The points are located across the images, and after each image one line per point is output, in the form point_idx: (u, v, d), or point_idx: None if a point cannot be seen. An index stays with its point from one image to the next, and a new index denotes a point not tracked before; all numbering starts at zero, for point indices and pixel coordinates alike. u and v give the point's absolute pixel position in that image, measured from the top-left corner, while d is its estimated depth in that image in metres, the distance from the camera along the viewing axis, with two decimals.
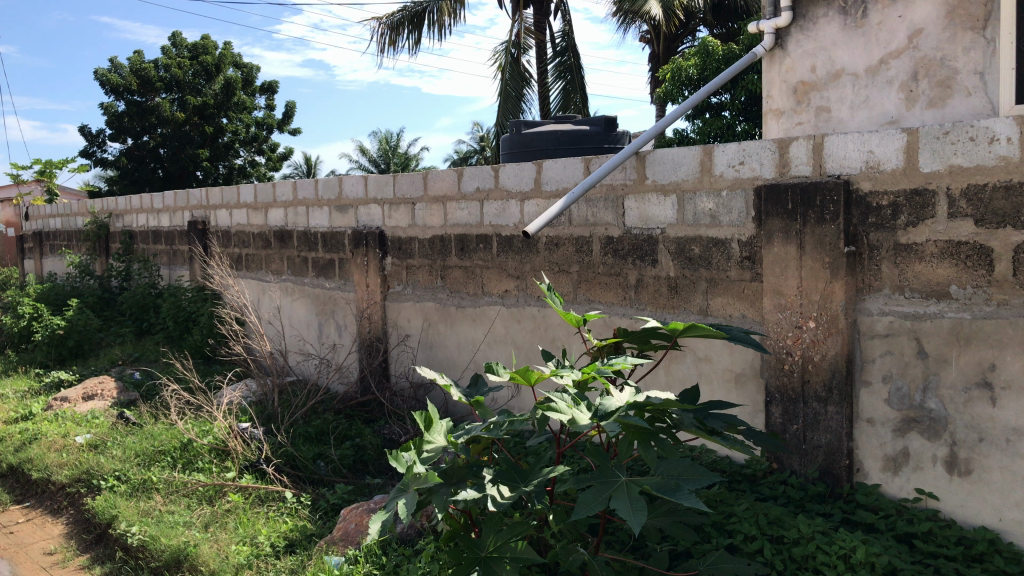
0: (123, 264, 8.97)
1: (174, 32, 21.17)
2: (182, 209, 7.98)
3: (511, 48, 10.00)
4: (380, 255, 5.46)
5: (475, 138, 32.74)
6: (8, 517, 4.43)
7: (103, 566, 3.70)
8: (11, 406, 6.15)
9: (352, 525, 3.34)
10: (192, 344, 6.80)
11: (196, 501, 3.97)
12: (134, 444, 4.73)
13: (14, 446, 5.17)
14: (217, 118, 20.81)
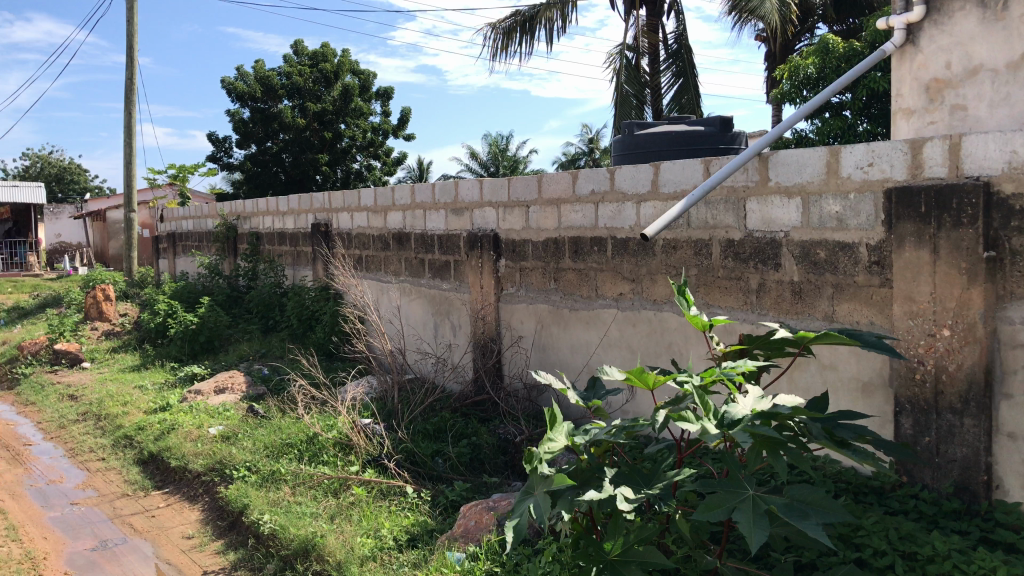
0: (250, 264, 9.40)
1: (295, 41, 21.99)
2: (306, 212, 8.29)
3: (625, 50, 9.95)
4: (494, 257, 5.53)
5: (584, 140, 32.65)
6: (151, 501, 4.71)
7: (237, 552, 3.89)
8: (151, 398, 6.54)
9: (473, 522, 3.40)
10: (315, 342, 7.06)
11: (322, 493, 4.12)
12: (264, 437, 4.95)
13: (155, 435, 5.50)
14: (336, 124, 21.49)
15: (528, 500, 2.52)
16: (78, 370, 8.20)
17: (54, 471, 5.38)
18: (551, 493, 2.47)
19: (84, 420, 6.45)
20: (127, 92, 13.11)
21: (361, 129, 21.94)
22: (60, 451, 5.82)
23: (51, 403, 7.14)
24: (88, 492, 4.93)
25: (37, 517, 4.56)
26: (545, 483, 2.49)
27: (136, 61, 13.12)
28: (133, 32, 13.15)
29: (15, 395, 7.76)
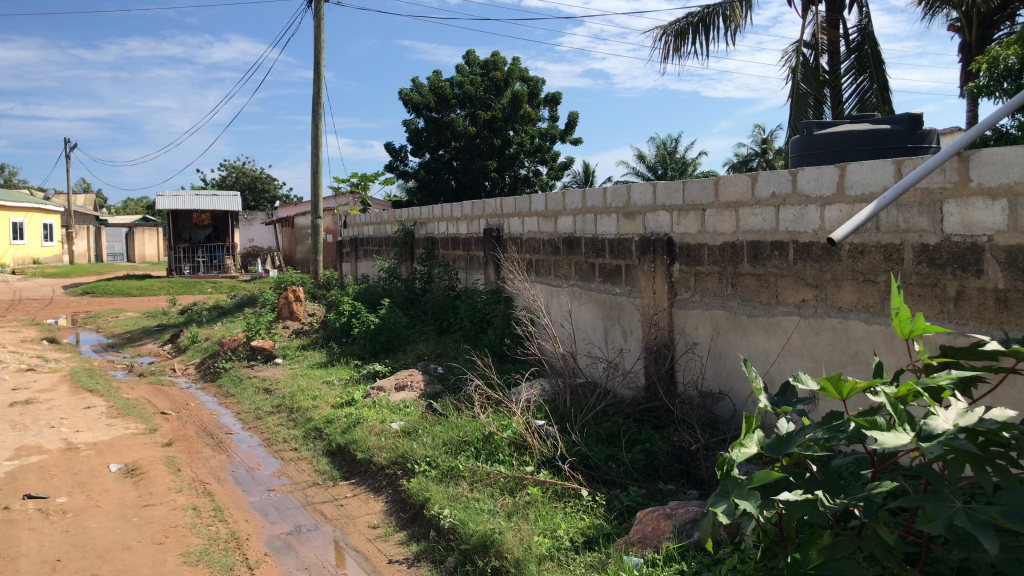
0: (426, 268, 9.77)
1: (467, 51, 22.62)
2: (479, 217, 8.51)
3: (803, 48, 9.58)
4: (668, 262, 5.47)
5: (756, 141, 31.68)
6: (339, 491, 5.00)
7: (419, 544, 4.07)
8: (337, 393, 6.93)
9: (650, 528, 3.39)
10: (489, 344, 7.24)
11: (498, 492, 4.23)
12: (442, 434, 5.13)
13: (342, 427, 5.83)
14: (505, 131, 21.90)
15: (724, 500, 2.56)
16: (272, 365, 8.82)
17: (253, 459, 5.81)
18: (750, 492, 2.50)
19: (278, 412, 6.93)
20: (314, 106, 13.96)
21: (529, 135, 22.25)
22: (257, 441, 6.28)
23: (249, 396, 7.72)
24: (283, 479, 5.30)
25: (239, 500, 4.94)
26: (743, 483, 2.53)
27: (322, 75, 13.94)
28: (320, 49, 13.97)
29: (218, 388, 8.44)
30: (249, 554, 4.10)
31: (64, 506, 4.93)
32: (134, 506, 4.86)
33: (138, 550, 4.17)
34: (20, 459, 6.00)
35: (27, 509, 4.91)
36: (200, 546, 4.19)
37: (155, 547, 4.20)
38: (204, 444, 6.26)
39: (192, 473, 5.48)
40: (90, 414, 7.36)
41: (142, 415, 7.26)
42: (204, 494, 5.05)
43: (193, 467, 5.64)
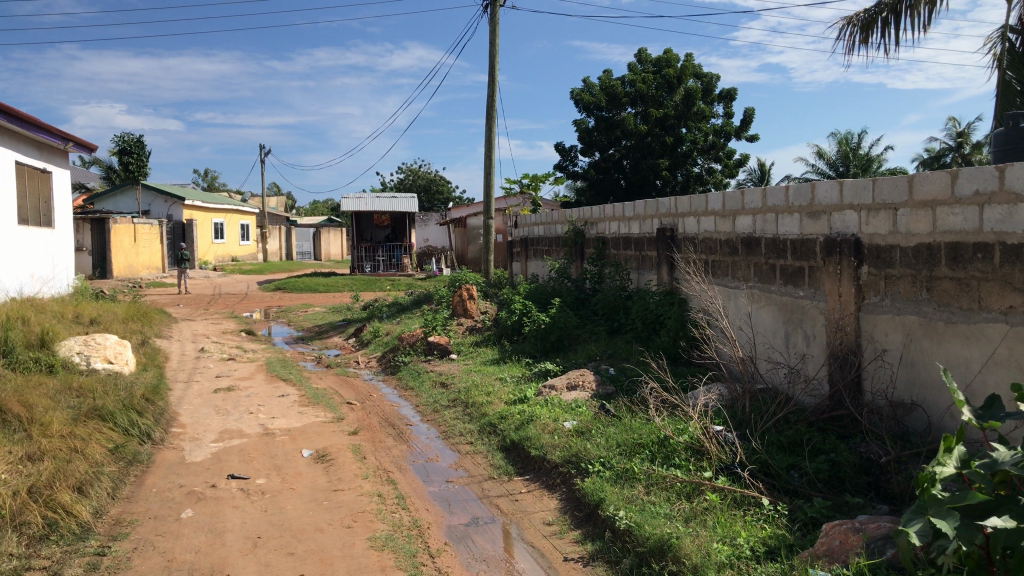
0: (597, 268, 9.77)
1: (639, 50, 22.46)
2: (652, 217, 8.43)
3: (1008, 32, 8.84)
4: (856, 264, 5.21)
5: (951, 134, 29.53)
6: (514, 486, 5.11)
7: (594, 543, 4.09)
8: (511, 390, 7.06)
9: (837, 542, 3.24)
10: (662, 346, 7.15)
11: (675, 496, 4.18)
12: (616, 435, 5.12)
13: (516, 424, 5.94)
14: (677, 128, 21.42)
15: (921, 517, 2.60)
16: (447, 360, 9.12)
17: (432, 451, 6.03)
18: (951, 512, 2.52)
19: (454, 406, 7.15)
20: (489, 107, 14.29)
21: (703, 132, 21.71)
22: (436, 433, 6.52)
23: (427, 389, 8.02)
24: (460, 472, 5.47)
25: (420, 489, 5.14)
26: (943, 502, 2.55)
27: (497, 79, 14.24)
28: (495, 53, 14.29)
29: (398, 381, 8.83)
30: (430, 542, 4.26)
31: (262, 487, 5.32)
32: (324, 490, 5.17)
33: (329, 532, 4.43)
34: (224, 441, 6.53)
35: (231, 488, 5.34)
36: (385, 532, 4.41)
37: (344, 530, 4.45)
38: (386, 434, 6.56)
39: (376, 462, 5.76)
40: (283, 402, 7.89)
41: (329, 405, 7.70)
42: (388, 482, 5.29)
43: (377, 455, 5.92)
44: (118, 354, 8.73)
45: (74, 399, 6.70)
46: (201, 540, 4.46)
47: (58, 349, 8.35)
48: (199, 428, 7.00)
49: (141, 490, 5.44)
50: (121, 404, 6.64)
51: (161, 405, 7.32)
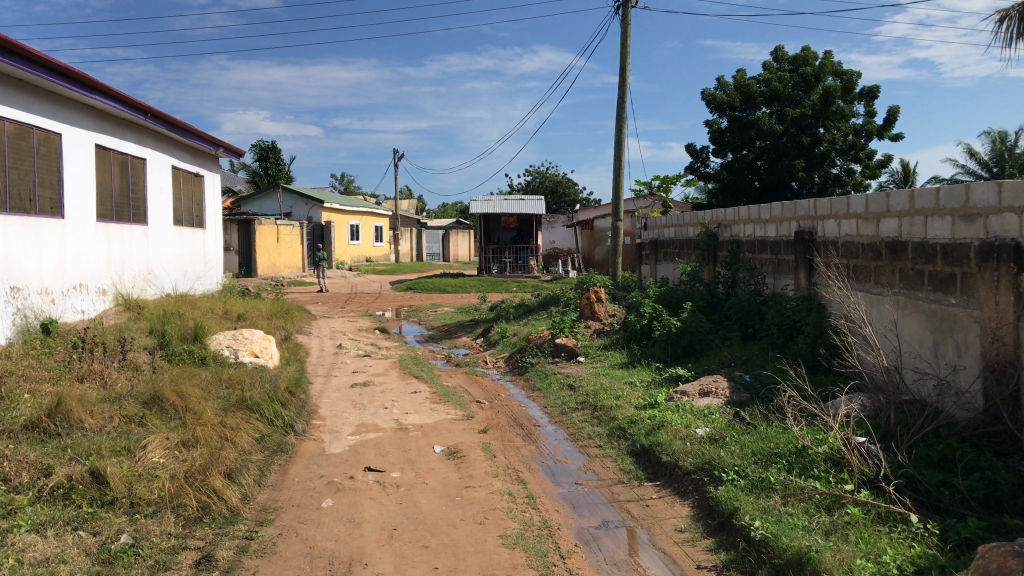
0: (730, 272, 9.55)
1: (776, 47, 21.81)
2: (789, 219, 8.18)
3: None
4: (1015, 271, 4.88)
5: None
6: (645, 491, 5.07)
7: (728, 553, 4.01)
8: (640, 394, 6.99)
9: (995, 565, 3.04)
10: (799, 353, 6.90)
11: (814, 508, 4.05)
12: (751, 443, 5.00)
13: (646, 429, 5.88)
14: (815, 128, 20.68)
15: None
16: (575, 362, 9.13)
17: (561, 452, 6.05)
18: None
19: (582, 408, 7.15)
20: (619, 108, 14.20)
21: (842, 132, 20.66)
22: (565, 434, 6.53)
23: (555, 391, 8.05)
24: (590, 474, 5.47)
25: (550, 490, 5.17)
26: None
27: (627, 80, 14.14)
28: (626, 53, 14.20)
29: (525, 381, 8.91)
30: (560, 543, 4.28)
31: (397, 480, 5.47)
32: (457, 486, 5.27)
33: (462, 527, 4.52)
34: (361, 434, 6.77)
35: (368, 480, 5.52)
36: (516, 530, 4.45)
37: (476, 526, 4.52)
38: (515, 433, 6.62)
39: (506, 460, 5.83)
40: (416, 399, 8.10)
41: (460, 403, 7.84)
42: (518, 481, 5.34)
43: (506, 455, 5.99)
44: (264, 348, 9.19)
45: (224, 391, 7.13)
46: (340, 529, 4.63)
47: (209, 343, 8.88)
48: (337, 421, 7.28)
49: (285, 478, 5.71)
50: (266, 397, 7.01)
51: (302, 398, 7.66)
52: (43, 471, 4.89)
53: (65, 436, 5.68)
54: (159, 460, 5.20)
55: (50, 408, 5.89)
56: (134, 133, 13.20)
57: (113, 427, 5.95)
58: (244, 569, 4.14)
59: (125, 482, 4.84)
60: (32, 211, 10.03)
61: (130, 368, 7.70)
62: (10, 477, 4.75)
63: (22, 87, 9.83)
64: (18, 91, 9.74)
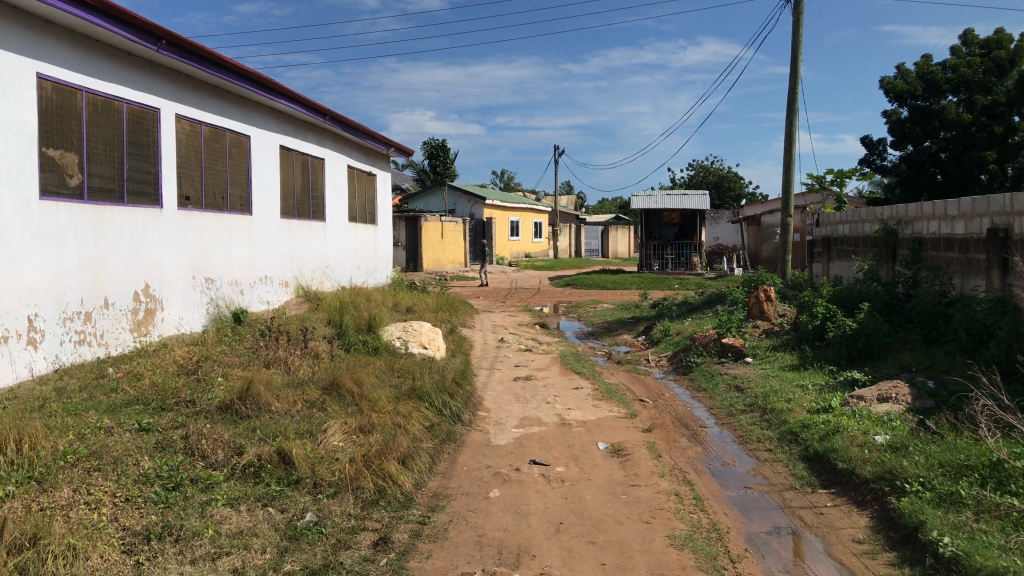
0: (911, 272, 8.99)
1: (965, 30, 20.30)
2: (981, 216, 7.62)
3: None
4: None
5: None
6: (819, 498, 4.87)
7: (911, 568, 3.79)
8: (813, 398, 6.72)
9: None
10: (992, 359, 6.41)
11: (1011, 527, 3.75)
12: (938, 454, 4.70)
13: (820, 434, 5.65)
14: (1009, 116, 18.94)
15: None
16: (742, 363, 8.89)
17: (728, 455, 5.91)
18: None
19: (751, 411, 6.95)
20: (790, 100, 13.68)
21: None
22: (732, 437, 6.37)
23: (721, 392, 7.87)
24: (759, 479, 5.31)
25: (718, 492, 5.07)
26: None
27: (799, 71, 13.60)
28: (799, 42, 13.65)
29: (689, 382, 8.75)
30: (729, 547, 4.19)
31: (562, 475, 5.52)
32: (622, 484, 5.26)
33: (628, 525, 4.51)
34: (525, 428, 6.88)
35: (534, 473, 5.60)
36: (684, 531, 4.39)
37: (643, 525, 4.50)
38: (680, 434, 6.53)
39: (672, 461, 5.76)
40: (579, 394, 8.13)
41: (623, 401, 7.81)
42: (685, 482, 5.27)
43: (672, 455, 5.91)
44: (432, 340, 9.50)
45: (396, 380, 7.45)
46: (508, 520, 4.73)
47: (382, 334, 9.28)
48: (502, 414, 7.42)
49: (454, 467, 5.89)
50: (435, 387, 7.26)
51: (469, 390, 7.87)
52: (236, 449, 5.30)
53: (254, 417, 6.11)
54: (339, 444, 5.51)
55: (242, 391, 6.35)
56: (314, 135, 13.97)
57: (296, 411, 6.34)
58: (417, 552, 4.31)
59: (309, 463, 5.16)
60: (224, 209, 10.83)
61: (311, 355, 8.18)
62: (208, 454, 5.17)
63: (216, 94, 10.62)
64: (213, 97, 10.53)
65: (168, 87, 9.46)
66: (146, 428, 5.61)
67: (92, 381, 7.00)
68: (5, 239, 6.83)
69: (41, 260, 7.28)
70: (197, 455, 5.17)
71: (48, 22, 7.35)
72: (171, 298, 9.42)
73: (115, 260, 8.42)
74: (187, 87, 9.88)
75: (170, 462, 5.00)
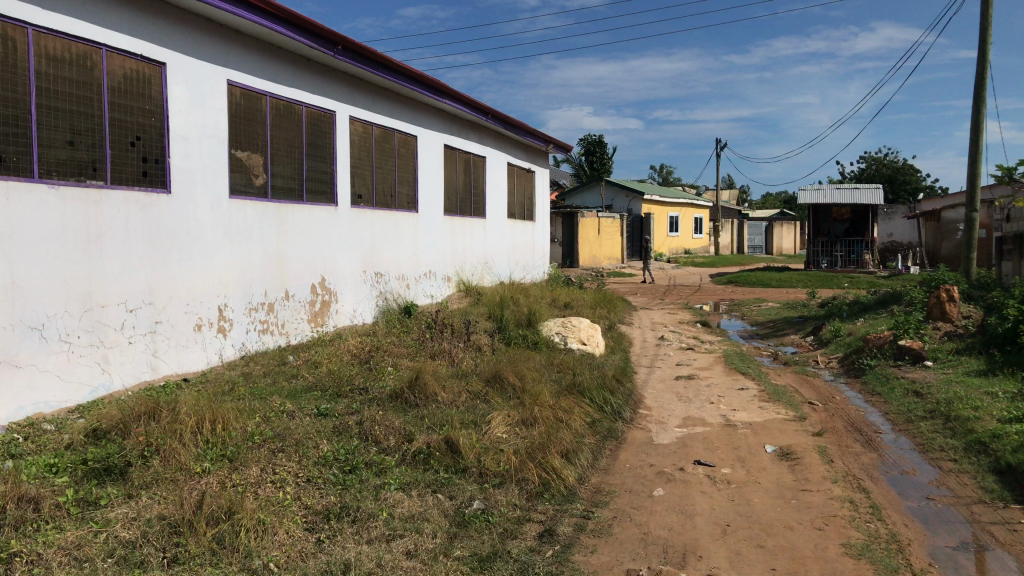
0: None
1: None
2: None
3: None
4: None
5: None
6: (1013, 514, 4.52)
7: None
8: (1003, 406, 6.24)
9: None
10: None
11: None
12: None
13: (1013, 446, 5.25)
14: None
15: None
16: (921, 367, 8.36)
17: (907, 463, 5.60)
18: None
19: (932, 418, 6.55)
20: (977, 86, 12.75)
21: None
22: (911, 445, 6.02)
23: (899, 397, 7.46)
24: (943, 490, 5.00)
25: (896, 502, 4.81)
26: None
27: (988, 54, 12.64)
28: (989, 24, 12.69)
29: (863, 385, 8.34)
30: (911, 560, 3.97)
31: (729, 477, 5.41)
32: (792, 488, 5.09)
33: (800, 531, 4.36)
34: (688, 427, 6.78)
35: (699, 473, 5.52)
36: (861, 540, 4.20)
37: (816, 532, 4.34)
38: (853, 439, 6.24)
39: (845, 466, 5.51)
40: (744, 395, 7.92)
41: (791, 403, 7.54)
42: (860, 489, 5.03)
43: (845, 460, 5.66)
44: (591, 335, 9.44)
45: (557, 374, 7.53)
46: (673, 519, 4.68)
47: (542, 329, 9.38)
48: (664, 412, 7.34)
49: (616, 463, 5.89)
50: (596, 384, 7.28)
51: (629, 387, 7.83)
52: (406, 436, 5.52)
53: (423, 406, 6.33)
54: (503, 435, 5.65)
55: (411, 380, 6.60)
56: (476, 133, 14.31)
57: (462, 401, 6.53)
58: (581, 546, 4.34)
59: (476, 453, 5.30)
60: (393, 206, 11.27)
61: (474, 348, 8.39)
62: (380, 440, 5.42)
63: (386, 96, 11.07)
64: (384, 99, 10.98)
65: (343, 90, 9.93)
66: (324, 413, 5.94)
67: (275, 367, 7.48)
68: (200, 235, 7.41)
69: (230, 253, 7.84)
70: (371, 441, 5.43)
71: (237, 33, 7.91)
72: (345, 291, 9.93)
73: (295, 254, 8.94)
74: (360, 89, 10.35)
75: (346, 446, 5.28)
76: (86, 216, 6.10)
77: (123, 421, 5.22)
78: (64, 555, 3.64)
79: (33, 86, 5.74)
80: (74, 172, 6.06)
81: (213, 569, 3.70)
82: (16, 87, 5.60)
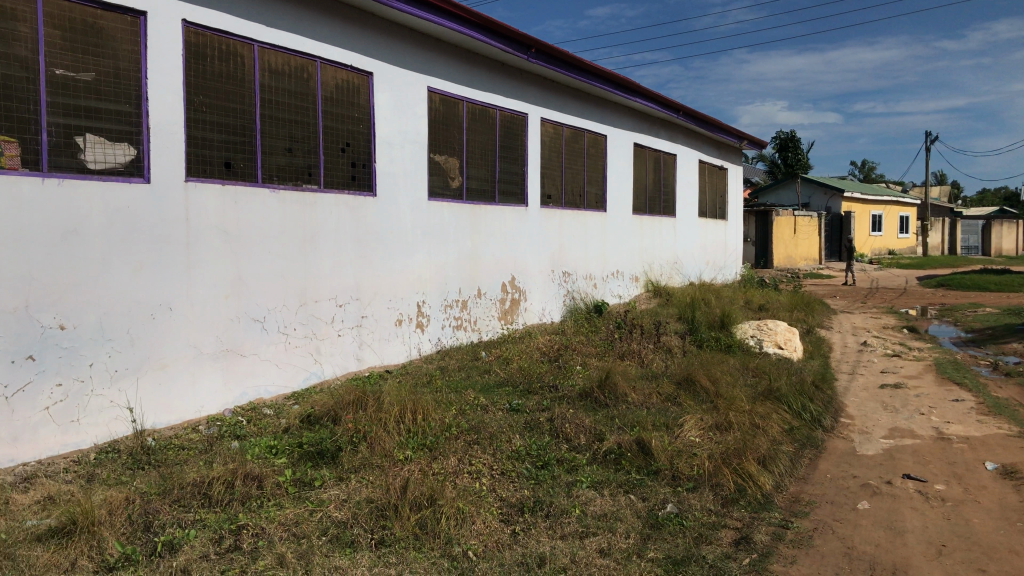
0: None
1: None
2: None
3: None
4: None
5: None
6: None
7: None
8: None
9: None
10: None
11: None
12: None
13: None
14: None
15: None
16: None
17: None
18: None
19: None
20: None
21: None
22: None
23: None
24: None
25: None
26: None
27: None
28: None
29: None
30: None
31: (943, 494, 5.04)
32: (1018, 511, 4.67)
33: None
34: (895, 439, 6.37)
35: (909, 488, 5.18)
36: None
37: None
38: None
39: None
40: (959, 407, 7.35)
41: (1015, 417, 6.91)
42: None
43: None
44: (788, 340, 9.03)
45: (751, 379, 7.32)
46: (880, 535, 4.44)
47: (735, 332, 9.15)
48: (868, 422, 6.95)
49: (816, 473, 5.64)
50: (794, 390, 7.00)
51: (830, 394, 7.48)
52: (597, 435, 5.56)
53: (613, 406, 6.34)
54: (696, 439, 5.56)
55: (601, 380, 6.63)
56: (667, 132, 14.13)
57: (653, 403, 6.49)
58: (780, 556, 4.19)
59: (669, 456, 5.25)
60: (582, 206, 11.36)
61: (663, 349, 8.30)
62: (572, 438, 5.49)
63: (577, 97, 11.16)
64: (575, 100, 11.08)
65: (535, 93, 10.12)
66: (516, 408, 6.09)
67: (468, 362, 7.75)
68: (402, 235, 7.80)
69: (428, 253, 8.20)
70: (563, 438, 5.52)
71: (437, 41, 8.25)
72: (534, 290, 10.13)
73: (488, 253, 9.22)
74: (551, 91, 10.49)
75: (538, 442, 5.40)
76: (302, 218, 6.57)
77: (333, 408, 5.59)
78: (284, 530, 3.95)
79: (258, 98, 6.24)
80: (293, 177, 6.55)
81: (417, 552, 3.89)
82: (243, 99, 6.11)
